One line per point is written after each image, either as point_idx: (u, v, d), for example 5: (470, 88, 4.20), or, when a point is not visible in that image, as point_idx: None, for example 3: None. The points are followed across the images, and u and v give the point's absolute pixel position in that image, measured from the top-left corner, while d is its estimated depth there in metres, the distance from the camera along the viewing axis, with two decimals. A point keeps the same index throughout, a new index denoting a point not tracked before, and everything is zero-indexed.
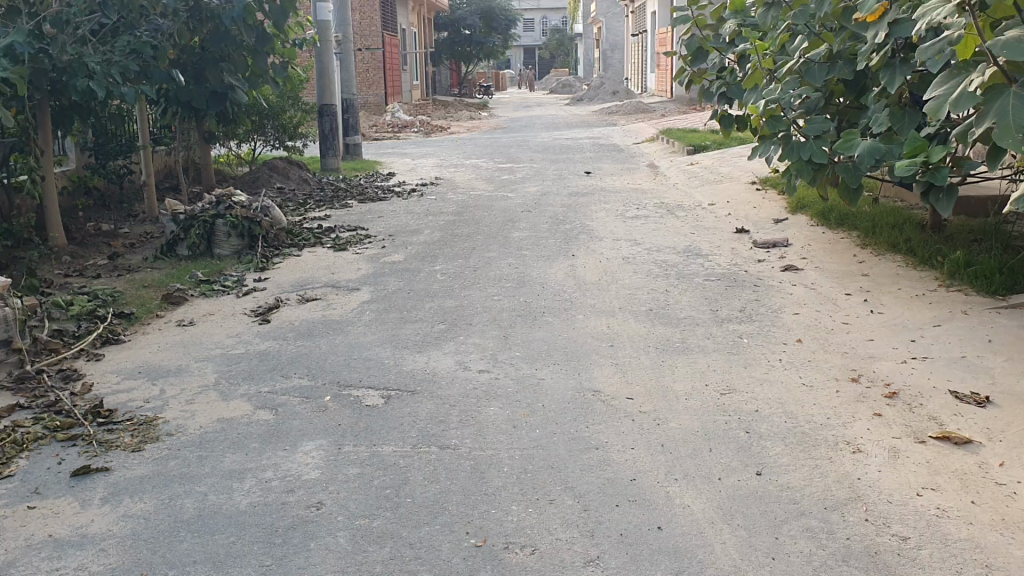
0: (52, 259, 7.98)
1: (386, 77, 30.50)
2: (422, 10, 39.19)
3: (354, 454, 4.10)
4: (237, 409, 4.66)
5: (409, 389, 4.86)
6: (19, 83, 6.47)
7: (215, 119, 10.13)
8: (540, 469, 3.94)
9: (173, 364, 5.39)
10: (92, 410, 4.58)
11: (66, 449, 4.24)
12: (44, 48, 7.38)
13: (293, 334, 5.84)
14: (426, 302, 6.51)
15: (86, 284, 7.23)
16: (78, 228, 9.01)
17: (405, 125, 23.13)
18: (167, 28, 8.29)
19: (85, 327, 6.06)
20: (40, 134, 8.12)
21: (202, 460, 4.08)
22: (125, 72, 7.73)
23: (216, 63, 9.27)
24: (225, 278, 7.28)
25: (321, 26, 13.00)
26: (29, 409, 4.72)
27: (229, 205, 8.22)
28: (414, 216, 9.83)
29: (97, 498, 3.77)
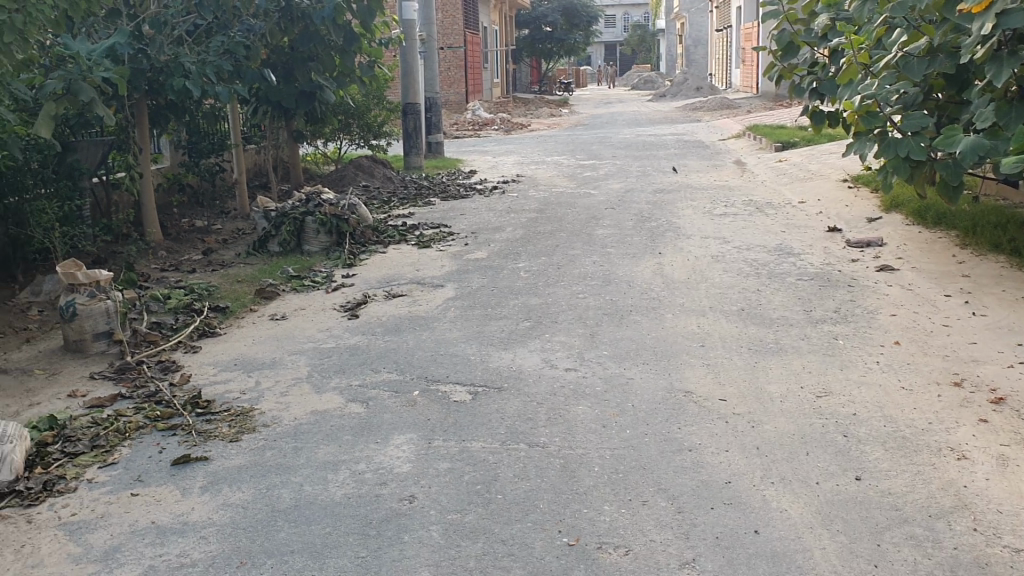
0: (148, 254, 8.23)
1: (467, 76, 30.72)
2: (503, 8, 39.26)
3: (445, 449, 4.11)
4: (330, 402, 4.72)
5: (496, 386, 4.86)
6: (120, 82, 6.69)
7: (304, 118, 10.31)
8: (631, 470, 3.89)
9: (267, 356, 5.50)
10: (191, 402, 4.70)
11: (167, 438, 4.35)
12: (143, 49, 7.61)
13: (381, 329, 5.91)
14: (510, 299, 6.51)
15: (182, 278, 7.43)
16: (172, 224, 9.28)
17: (486, 123, 23.26)
18: (259, 28, 8.47)
19: (182, 320, 6.23)
20: (138, 132, 8.38)
21: (297, 452, 4.14)
22: (219, 71, 7.93)
23: (306, 62, 9.45)
24: (314, 274, 7.41)
25: (407, 25, 13.13)
26: (130, 399, 4.87)
27: (318, 202, 8.35)
28: (497, 213, 9.84)
29: (198, 486, 3.85)
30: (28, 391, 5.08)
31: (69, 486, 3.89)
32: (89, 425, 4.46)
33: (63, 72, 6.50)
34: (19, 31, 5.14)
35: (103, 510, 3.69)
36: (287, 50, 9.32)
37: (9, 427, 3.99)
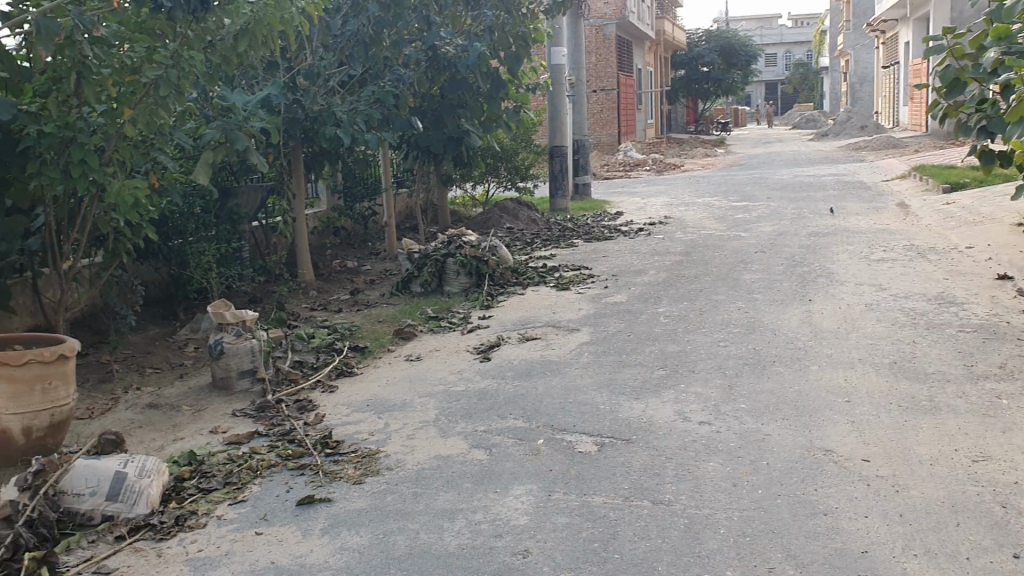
0: (299, 294, 8.63)
1: (621, 118, 30.75)
2: (660, 48, 39.05)
3: (565, 503, 4.01)
4: (454, 447, 4.72)
5: (623, 438, 4.72)
6: (274, 131, 7.04)
7: (452, 161, 10.54)
8: (759, 534, 3.67)
9: (399, 398, 5.57)
10: (321, 441, 4.85)
11: (295, 477, 4.50)
12: (297, 99, 8.02)
13: (513, 373, 5.88)
14: (647, 346, 6.35)
15: (328, 318, 7.70)
16: (325, 265, 9.67)
17: (638, 163, 23.14)
18: (408, 77, 8.76)
19: (322, 359, 6.46)
20: (293, 178, 8.83)
21: (418, 497, 4.15)
22: (369, 119, 8.25)
23: (454, 109, 9.69)
24: (452, 315, 7.51)
25: (556, 69, 13.26)
26: (266, 436, 5.11)
27: (460, 243, 8.46)
28: (642, 256, 9.69)
29: (318, 528, 3.92)
30: (175, 425, 5.47)
31: (200, 521, 4.09)
32: (226, 461, 4.72)
33: (222, 122, 6.93)
34: (174, 86, 5.56)
35: (227, 547, 3.82)
36: (436, 97, 9.59)
37: (149, 462, 4.27)
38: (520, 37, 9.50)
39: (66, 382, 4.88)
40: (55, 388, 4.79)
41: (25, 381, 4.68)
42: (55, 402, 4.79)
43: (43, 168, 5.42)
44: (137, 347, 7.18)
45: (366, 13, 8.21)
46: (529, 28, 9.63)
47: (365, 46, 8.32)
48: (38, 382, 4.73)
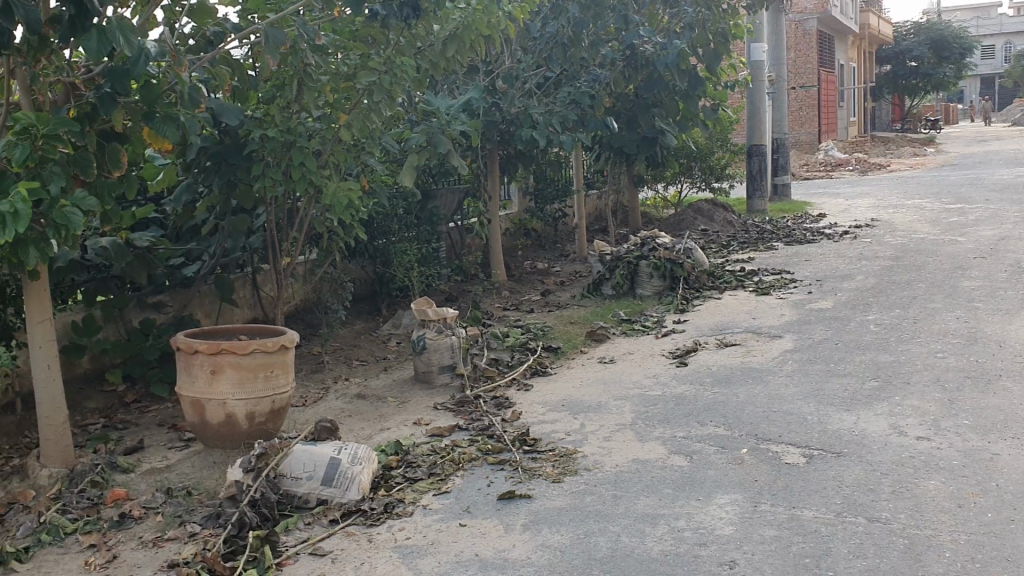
0: (493, 293, 8.81)
1: (821, 116, 29.52)
2: (864, 42, 37.18)
3: (772, 515, 3.86)
4: (652, 451, 4.65)
5: (833, 451, 4.49)
6: (474, 133, 7.21)
7: (645, 162, 10.44)
8: (991, 561, 3.38)
9: (595, 400, 5.55)
10: (519, 438, 4.90)
11: (495, 472, 4.57)
12: (496, 102, 8.19)
13: (711, 379, 5.74)
14: (857, 356, 6.03)
15: (522, 318, 7.80)
16: (517, 266, 9.82)
17: (839, 163, 22.14)
18: (604, 77, 8.76)
19: (517, 358, 6.55)
20: (490, 180, 9.04)
21: (618, 500, 4.11)
22: (564, 120, 8.33)
23: (649, 109, 9.58)
24: (646, 318, 7.43)
25: (756, 66, 12.87)
26: (466, 431, 5.23)
27: (653, 245, 8.35)
28: (847, 260, 9.24)
29: (519, 524, 3.96)
30: (381, 416, 5.69)
31: (407, 509, 4.23)
32: (429, 452, 4.86)
33: (426, 126, 7.17)
34: (386, 91, 5.80)
35: (434, 537, 3.92)
36: (631, 97, 9.53)
37: (360, 450, 4.48)
38: (719, 34, 9.29)
39: (285, 371, 5.21)
40: (276, 376, 5.14)
41: (250, 370, 5.04)
42: (275, 390, 5.14)
43: (267, 168, 5.86)
44: (343, 341, 7.55)
45: (566, 15, 8.21)
46: (730, 24, 9.39)
47: (564, 48, 8.32)
48: (261, 371, 5.07)
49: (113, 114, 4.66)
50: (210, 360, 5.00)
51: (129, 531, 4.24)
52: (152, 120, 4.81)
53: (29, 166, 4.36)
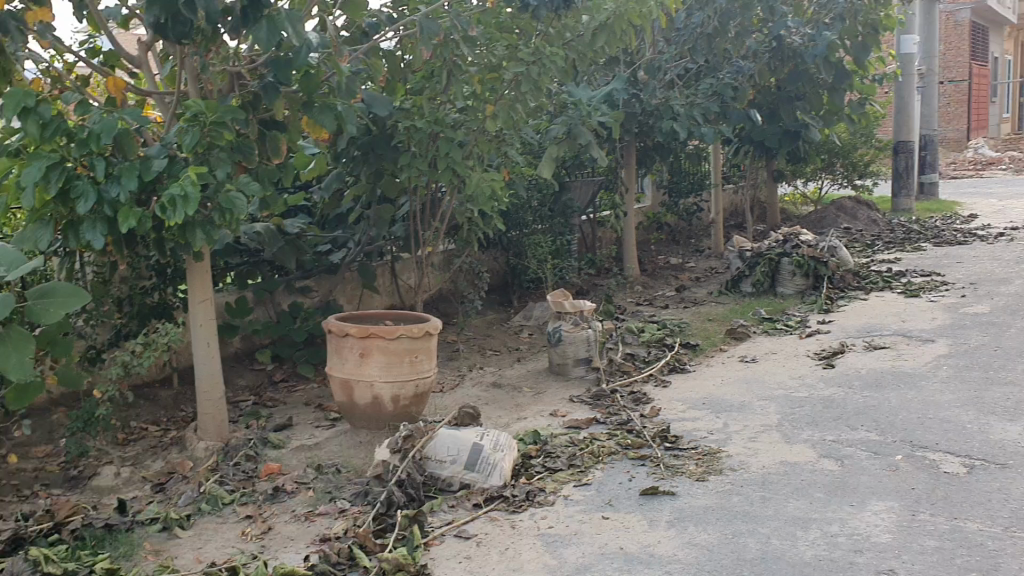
0: (627, 288, 8.75)
1: (970, 112, 28.10)
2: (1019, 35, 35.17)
3: (933, 525, 3.68)
4: (801, 454, 4.52)
5: (997, 462, 4.26)
6: (615, 125, 7.18)
7: (786, 157, 10.17)
8: None
9: (737, 399, 5.43)
10: (660, 434, 4.84)
11: (636, 467, 4.53)
12: (637, 93, 8.14)
13: (860, 382, 5.53)
14: (1019, 364, 5.70)
15: (657, 313, 7.72)
16: (652, 261, 9.73)
17: (990, 162, 21.03)
18: (747, 68, 8.58)
19: (655, 353, 6.48)
20: (626, 173, 8.99)
21: (765, 502, 4.01)
22: (706, 113, 8.19)
23: (792, 101, 9.31)
24: (788, 317, 7.23)
25: (906, 59, 12.35)
26: (603, 425, 5.19)
27: (796, 242, 8.11)
28: (1004, 263, 8.75)
29: (664, 520, 3.91)
30: (518, 405, 5.73)
31: (549, 498, 4.23)
32: (569, 444, 4.85)
33: (567, 117, 7.17)
34: (533, 82, 5.86)
35: (577, 528, 3.91)
36: (773, 90, 9.29)
37: (503, 437, 4.54)
38: (868, 24, 8.96)
39: (429, 356, 5.34)
40: (422, 362, 5.28)
41: (396, 354, 5.19)
42: (420, 375, 5.28)
43: (412, 159, 5.95)
44: (478, 330, 7.64)
45: (712, 5, 8.07)
46: (881, 14, 9.04)
47: (709, 38, 8.16)
48: (407, 355, 5.22)
49: (275, 103, 4.88)
50: (359, 343, 5.19)
51: (282, 505, 4.42)
52: (311, 110, 5.02)
53: (198, 151, 4.56)
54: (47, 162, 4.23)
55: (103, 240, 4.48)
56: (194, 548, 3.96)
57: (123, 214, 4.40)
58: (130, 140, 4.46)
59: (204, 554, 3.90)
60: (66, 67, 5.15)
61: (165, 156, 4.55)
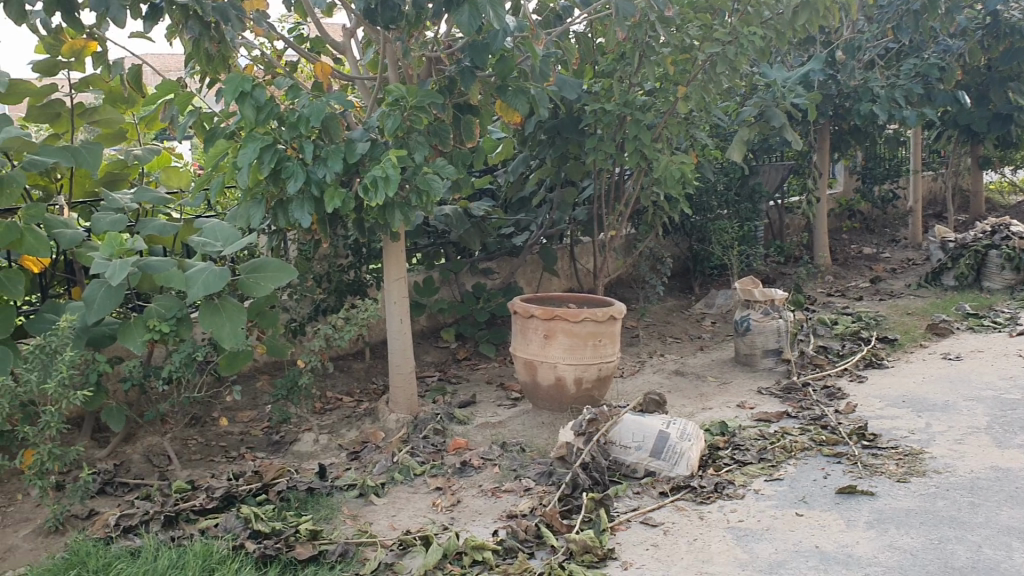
0: (816, 278, 8.42)
1: None
2: None
3: None
4: (1015, 460, 4.21)
5: None
6: (811, 107, 6.91)
7: (995, 143, 9.50)
8: None
9: (941, 398, 5.12)
10: (857, 432, 4.63)
11: (831, 464, 4.36)
12: (834, 74, 7.83)
13: None
14: None
15: (849, 305, 7.39)
16: (842, 251, 9.33)
17: None
18: (957, 47, 8.07)
19: (848, 347, 6.20)
20: (818, 157, 8.65)
21: (975, 508, 3.76)
22: (909, 95, 7.75)
23: (1005, 82, 8.67)
24: (997, 314, 6.76)
25: None
26: (795, 419, 5.02)
27: (1006, 234, 7.56)
28: None
29: (863, 520, 3.74)
30: (703, 394, 5.62)
31: (738, 492, 4.14)
32: (757, 437, 4.72)
33: (759, 99, 6.96)
34: (729, 63, 5.73)
35: (768, 523, 3.80)
36: (983, 70, 8.71)
37: (689, 426, 4.47)
38: None
39: (613, 340, 5.32)
40: (605, 346, 5.26)
41: (581, 337, 5.20)
42: (603, 359, 5.26)
43: (599, 143, 5.96)
44: (660, 316, 7.55)
45: None
46: None
47: (915, 14, 7.58)
48: (591, 339, 5.22)
49: (471, 88, 4.99)
50: (544, 324, 5.23)
51: (470, 479, 4.53)
52: (505, 93, 5.11)
53: (399, 135, 4.69)
54: (262, 143, 4.49)
55: (309, 219, 4.69)
56: (389, 516, 4.11)
57: (328, 194, 4.58)
58: (336, 125, 4.66)
59: (398, 522, 4.05)
60: (275, 54, 5.43)
61: (367, 139, 4.71)
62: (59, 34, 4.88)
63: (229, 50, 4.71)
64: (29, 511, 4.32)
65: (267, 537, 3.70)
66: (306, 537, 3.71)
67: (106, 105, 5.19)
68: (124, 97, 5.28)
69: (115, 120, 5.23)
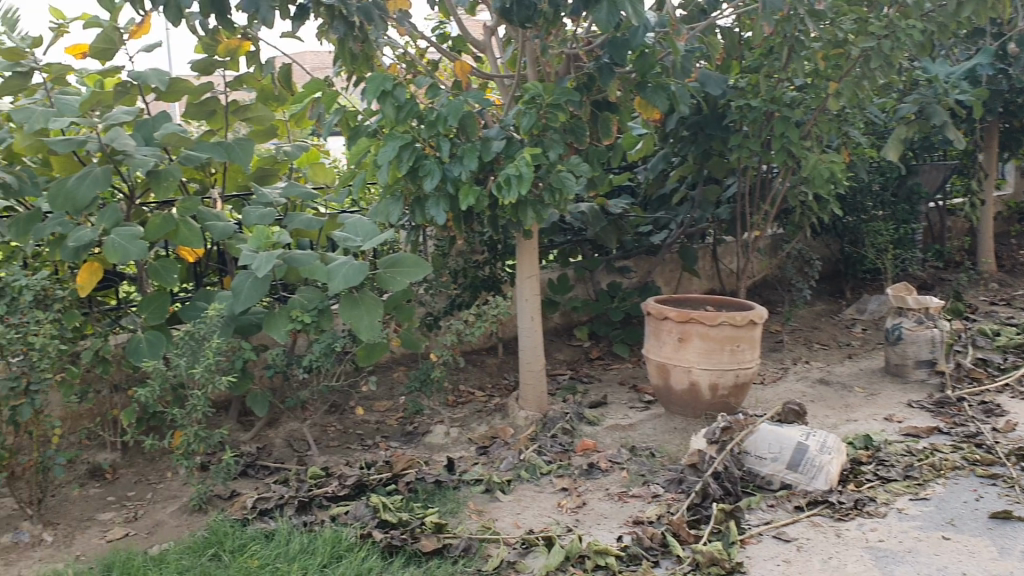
0: (979, 285, 7.92)
1: None
2: None
3: None
4: None
5: None
6: (977, 104, 6.50)
7: None
8: None
9: None
10: (1016, 452, 4.32)
11: (985, 486, 4.07)
12: (1005, 68, 7.34)
13: None
14: None
15: (1015, 315, 6.91)
16: (1010, 257, 8.74)
17: None
18: None
19: (1011, 360, 5.80)
20: (984, 156, 8.13)
21: None
22: None
23: None
24: None
25: None
26: (947, 435, 4.73)
27: None
28: None
29: (1017, 550, 3.48)
30: (848, 405, 5.37)
31: (879, 510, 3.92)
32: (904, 453, 4.46)
33: (919, 95, 6.59)
34: (884, 58, 5.46)
35: (911, 545, 3.59)
36: None
37: (829, 439, 4.26)
38: None
39: (752, 346, 5.14)
40: (743, 351, 5.09)
41: (717, 341, 5.05)
42: (741, 364, 5.09)
43: (744, 140, 5.77)
44: (805, 321, 7.27)
45: None
46: None
47: None
48: (728, 343, 5.06)
49: (610, 85, 4.93)
50: (679, 326, 5.11)
51: (597, 482, 4.48)
52: (645, 90, 5.03)
53: (535, 132, 4.68)
54: (401, 141, 4.57)
55: (445, 216, 4.75)
56: (513, 514, 4.11)
57: (463, 192, 4.62)
58: (473, 122, 4.70)
59: (522, 520, 4.04)
60: (419, 52, 5.54)
61: (503, 138, 4.72)
62: (216, 35, 5.10)
63: (372, 49, 4.82)
64: (176, 489, 4.55)
65: (394, 527, 3.76)
66: (431, 530, 3.74)
67: (258, 102, 5.38)
68: (275, 95, 5.44)
69: (266, 118, 5.42)
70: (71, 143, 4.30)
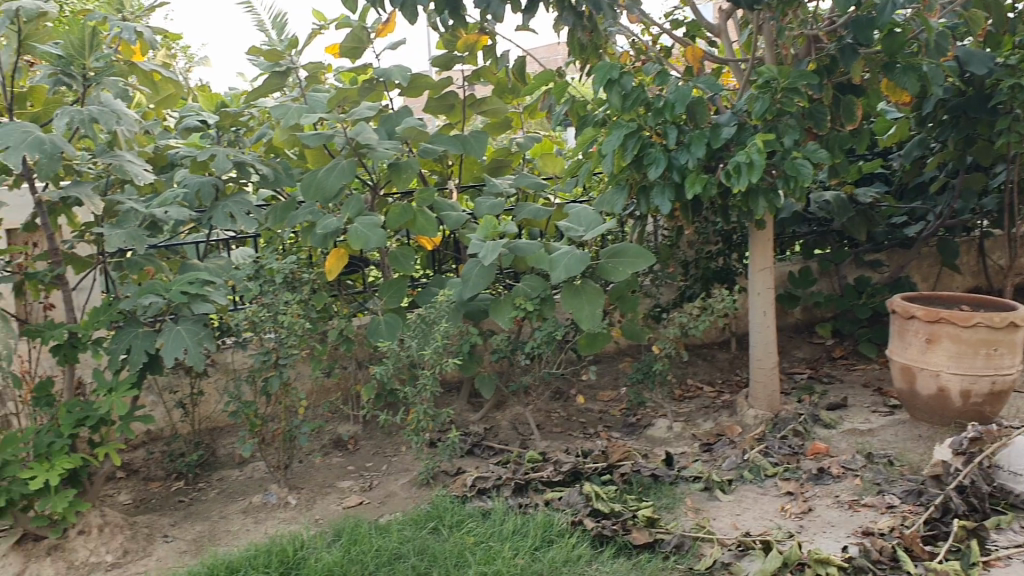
0: None
1: None
2: None
3: None
4: None
5: None
6: None
7: None
8: None
9: None
10: None
11: None
12: None
13: None
14: None
15: None
16: None
17: None
18: None
19: None
20: None
21: None
22: None
23: None
24: None
25: None
26: None
27: None
28: None
29: None
30: None
31: None
32: None
33: None
34: None
35: None
36: None
37: None
38: None
39: (1013, 351, 4.66)
40: (1001, 356, 4.62)
41: (970, 344, 4.62)
42: (999, 371, 4.62)
43: (1014, 122, 5.21)
44: None
45: None
46: None
47: None
48: (982, 347, 4.61)
49: (853, 66, 4.63)
50: (926, 327, 4.72)
51: (826, 487, 4.24)
52: (894, 71, 4.67)
53: (768, 118, 4.48)
54: (626, 130, 4.53)
55: (670, 205, 4.67)
56: (732, 514, 3.97)
57: (690, 180, 4.51)
58: (703, 110, 4.57)
59: (740, 522, 3.90)
60: (652, 39, 5.46)
61: (734, 124, 4.56)
62: (455, 31, 5.27)
63: (601, 38, 4.81)
64: (409, 463, 4.79)
65: (607, 517, 3.75)
66: (644, 523, 3.69)
67: (493, 95, 5.51)
68: (509, 88, 5.52)
69: (500, 110, 5.57)
70: (321, 137, 4.58)
